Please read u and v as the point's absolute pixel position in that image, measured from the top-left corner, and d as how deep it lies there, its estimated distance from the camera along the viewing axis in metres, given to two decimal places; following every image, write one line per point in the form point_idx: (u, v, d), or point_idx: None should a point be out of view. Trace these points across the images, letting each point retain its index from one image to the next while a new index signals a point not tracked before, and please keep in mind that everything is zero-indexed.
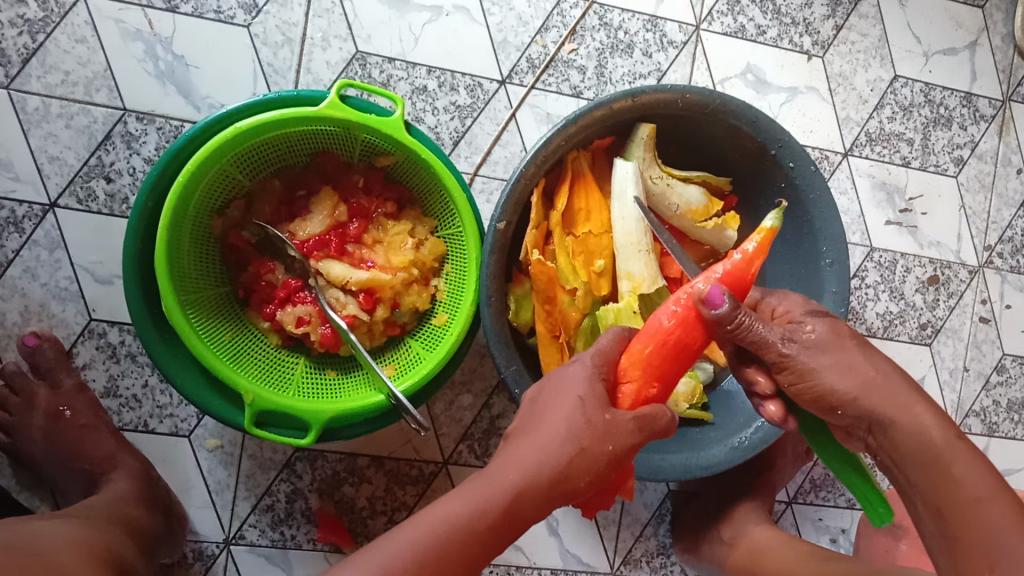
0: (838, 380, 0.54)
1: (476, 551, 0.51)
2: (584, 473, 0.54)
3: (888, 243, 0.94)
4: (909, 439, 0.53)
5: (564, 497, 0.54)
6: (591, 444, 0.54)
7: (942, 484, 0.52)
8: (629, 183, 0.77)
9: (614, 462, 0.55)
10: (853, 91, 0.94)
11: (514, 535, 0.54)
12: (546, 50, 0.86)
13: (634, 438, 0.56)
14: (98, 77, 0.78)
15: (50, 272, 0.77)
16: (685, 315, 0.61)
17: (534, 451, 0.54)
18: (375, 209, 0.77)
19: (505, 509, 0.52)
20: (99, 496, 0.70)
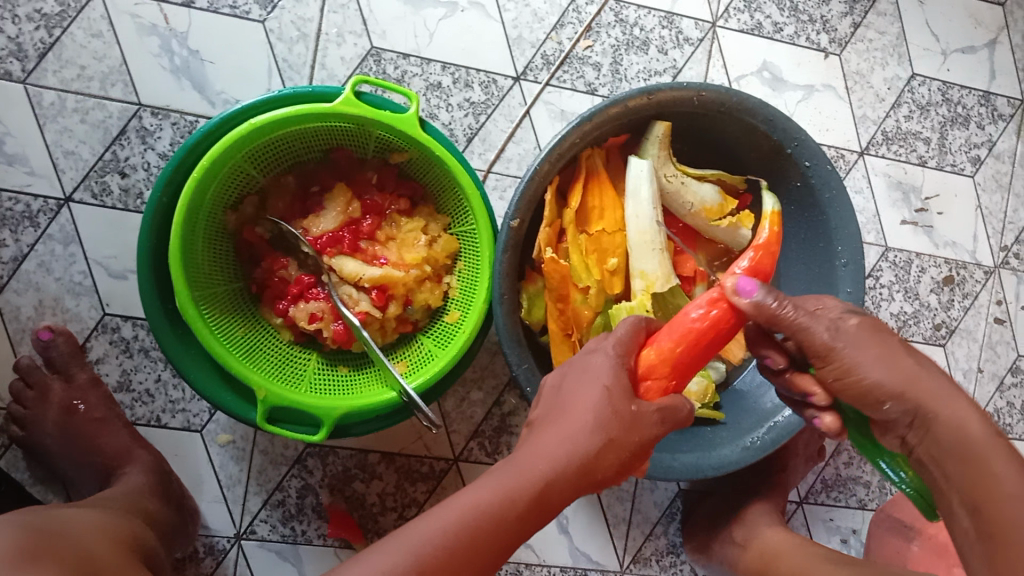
0: (880, 371, 0.54)
1: (506, 540, 0.50)
2: (609, 464, 0.54)
3: (903, 243, 0.93)
4: (950, 435, 0.52)
5: (587, 487, 0.54)
6: (618, 436, 0.54)
7: (979, 484, 0.51)
8: (643, 181, 0.77)
9: (635, 454, 0.55)
10: (870, 89, 0.93)
11: (538, 524, 0.53)
12: (561, 47, 0.86)
13: (653, 429, 0.57)
14: (114, 73, 0.78)
15: (64, 266, 0.77)
16: (717, 317, 0.62)
17: (561, 441, 0.53)
18: (388, 206, 0.77)
19: (536, 497, 0.51)
20: (115, 488, 0.70)
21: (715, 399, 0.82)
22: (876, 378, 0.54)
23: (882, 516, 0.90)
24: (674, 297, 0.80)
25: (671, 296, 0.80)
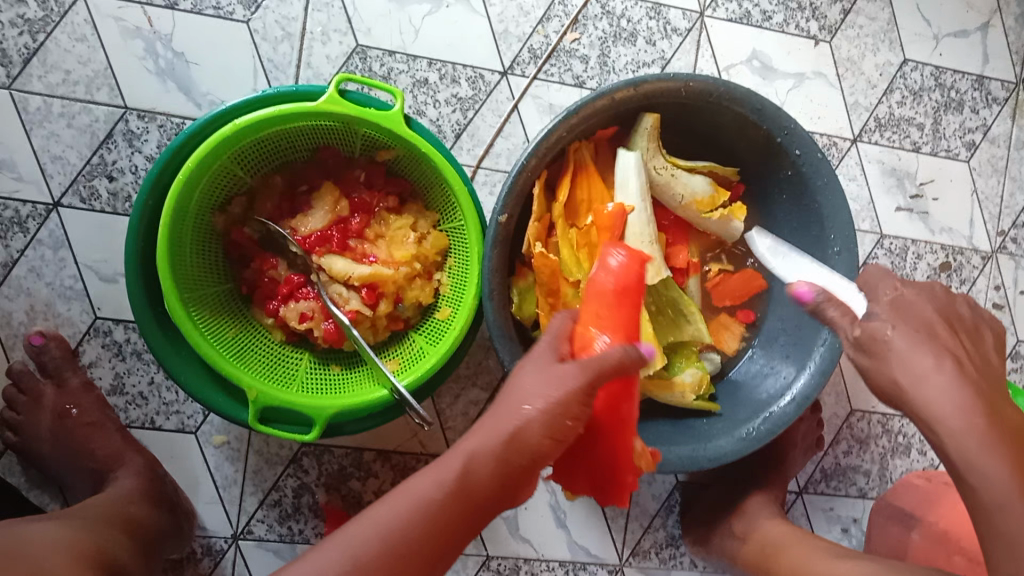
0: (943, 393, 0.50)
1: (440, 523, 0.52)
2: (534, 431, 0.53)
3: (898, 230, 0.93)
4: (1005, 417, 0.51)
5: (524, 460, 0.54)
6: (537, 400, 0.54)
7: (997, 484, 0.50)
8: (631, 172, 0.77)
9: (571, 416, 0.54)
10: (862, 75, 0.93)
11: (483, 508, 0.55)
12: (547, 40, 0.86)
13: (587, 392, 0.54)
14: (100, 76, 0.78)
15: (55, 270, 0.77)
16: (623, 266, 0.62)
17: (482, 426, 0.55)
18: (377, 204, 0.77)
19: (462, 477, 0.53)
20: (103, 493, 0.71)
21: (710, 390, 0.82)
22: (928, 401, 0.51)
23: (884, 504, 0.89)
24: (666, 289, 0.80)
25: (663, 287, 0.79)
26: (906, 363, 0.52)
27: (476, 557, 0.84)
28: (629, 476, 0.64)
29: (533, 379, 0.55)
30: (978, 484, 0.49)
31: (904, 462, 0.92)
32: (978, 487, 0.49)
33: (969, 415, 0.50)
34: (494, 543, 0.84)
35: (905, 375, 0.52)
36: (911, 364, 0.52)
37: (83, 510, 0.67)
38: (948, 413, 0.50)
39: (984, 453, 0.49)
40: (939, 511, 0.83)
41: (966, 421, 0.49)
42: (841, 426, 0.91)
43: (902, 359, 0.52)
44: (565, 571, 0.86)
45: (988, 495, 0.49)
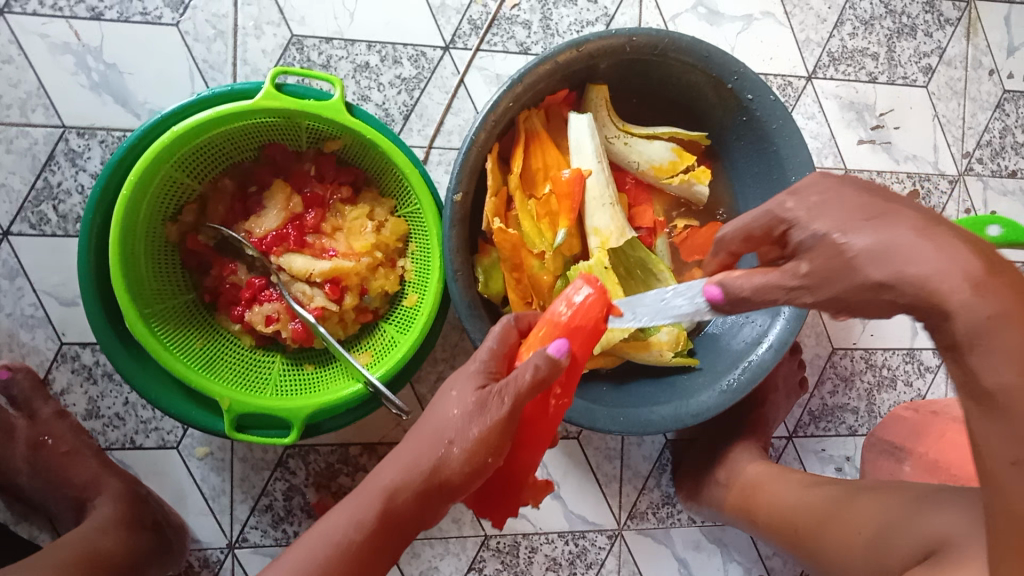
0: (945, 267, 0.41)
1: (360, 561, 0.55)
2: (454, 466, 0.54)
3: (862, 163, 0.92)
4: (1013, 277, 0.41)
5: (442, 493, 0.55)
6: (459, 435, 0.53)
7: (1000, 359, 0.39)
8: (585, 135, 0.76)
9: (491, 453, 0.53)
10: (811, 10, 0.91)
11: (403, 535, 0.57)
12: (486, 9, 0.83)
13: (507, 425, 0.53)
14: (33, 97, 0.76)
15: (14, 300, 0.76)
16: (581, 301, 0.58)
17: (400, 461, 0.56)
18: (330, 196, 0.76)
19: (383, 515, 0.55)
20: (84, 525, 0.70)
21: (688, 346, 0.81)
22: (929, 277, 0.41)
23: (875, 440, 0.89)
24: (632, 250, 0.79)
25: (629, 248, 0.78)
26: (884, 256, 0.43)
27: (474, 538, 0.84)
28: (518, 500, 0.64)
29: (458, 410, 0.54)
30: (983, 368, 0.40)
31: (890, 396, 0.92)
32: (980, 370, 0.40)
33: (976, 281, 0.40)
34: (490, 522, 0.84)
35: (885, 271, 0.42)
36: (897, 256, 0.42)
37: (52, 552, 0.66)
38: (955, 285, 0.40)
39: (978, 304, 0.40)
40: (929, 441, 0.85)
41: (974, 291, 0.40)
42: (824, 366, 0.91)
43: (877, 255, 0.43)
44: (564, 540, 0.86)
45: (991, 377, 0.40)
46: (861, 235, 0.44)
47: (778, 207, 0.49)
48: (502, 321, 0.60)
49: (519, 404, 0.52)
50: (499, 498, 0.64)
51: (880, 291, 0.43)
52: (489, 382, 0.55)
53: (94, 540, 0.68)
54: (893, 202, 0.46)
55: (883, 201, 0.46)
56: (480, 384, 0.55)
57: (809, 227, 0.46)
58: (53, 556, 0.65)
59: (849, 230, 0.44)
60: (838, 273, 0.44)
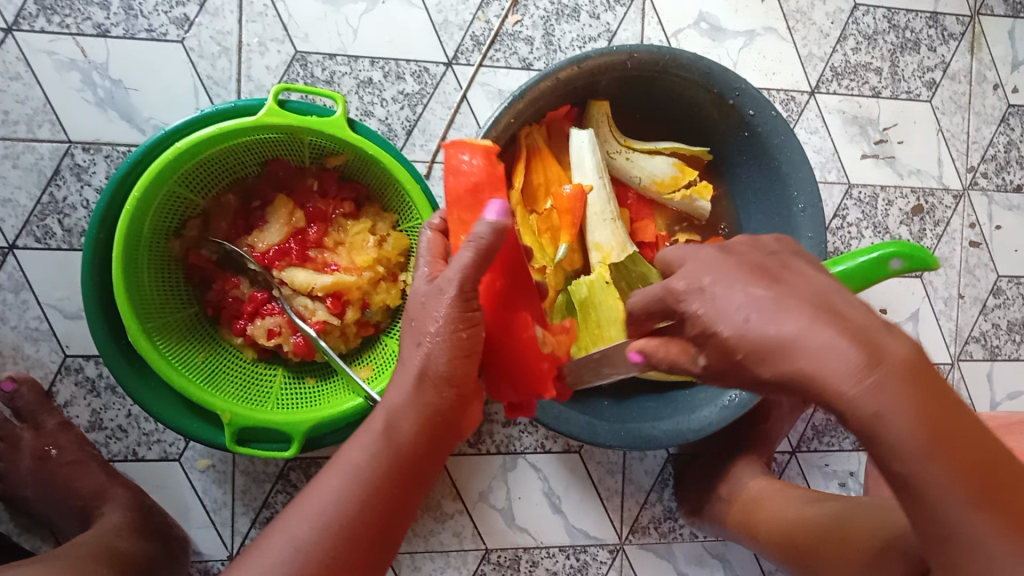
0: (827, 358, 0.39)
1: (381, 485, 0.56)
2: (438, 362, 0.54)
3: (865, 177, 0.92)
4: (902, 351, 0.39)
5: (439, 396, 0.56)
6: (428, 335, 0.54)
7: (904, 445, 0.38)
8: (586, 151, 0.76)
9: (464, 327, 0.53)
10: (813, 25, 0.91)
11: (419, 460, 0.57)
12: (489, 25, 0.84)
13: (466, 300, 0.53)
14: (39, 113, 0.77)
15: (19, 313, 0.76)
16: (482, 164, 0.60)
17: (392, 381, 0.57)
18: (333, 211, 0.76)
19: (388, 437, 0.56)
20: (93, 531, 0.71)
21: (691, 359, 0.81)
22: (816, 370, 0.39)
23: None
24: (638, 265, 0.77)
25: (633, 262, 0.76)
26: (769, 355, 0.41)
27: (475, 551, 0.84)
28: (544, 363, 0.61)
29: (417, 317, 0.55)
30: (888, 456, 0.39)
31: None
32: (889, 458, 0.39)
33: (858, 376, 0.38)
34: (490, 536, 0.84)
35: (771, 370, 0.41)
36: (781, 351, 0.40)
37: (71, 549, 0.67)
38: (844, 384, 0.39)
39: (869, 392, 0.38)
40: None
41: (857, 386, 0.38)
42: None
43: (761, 354, 0.41)
44: (565, 555, 0.86)
45: (896, 464, 0.39)
46: (744, 334, 0.42)
47: (670, 289, 0.47)
48: (424, 235, 0.61)
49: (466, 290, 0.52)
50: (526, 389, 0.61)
51: (776, 387, 0.41)
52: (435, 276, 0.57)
53: (112, 540, 0.69)
54: (785, 279, 0.44)
55: (767, 283, 0.43)
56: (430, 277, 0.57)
57: (700, 321, 0.44)
58: (71, 552, 0.66)
59: (730, 326, 0.42)
60: (733, 369, 0.43)
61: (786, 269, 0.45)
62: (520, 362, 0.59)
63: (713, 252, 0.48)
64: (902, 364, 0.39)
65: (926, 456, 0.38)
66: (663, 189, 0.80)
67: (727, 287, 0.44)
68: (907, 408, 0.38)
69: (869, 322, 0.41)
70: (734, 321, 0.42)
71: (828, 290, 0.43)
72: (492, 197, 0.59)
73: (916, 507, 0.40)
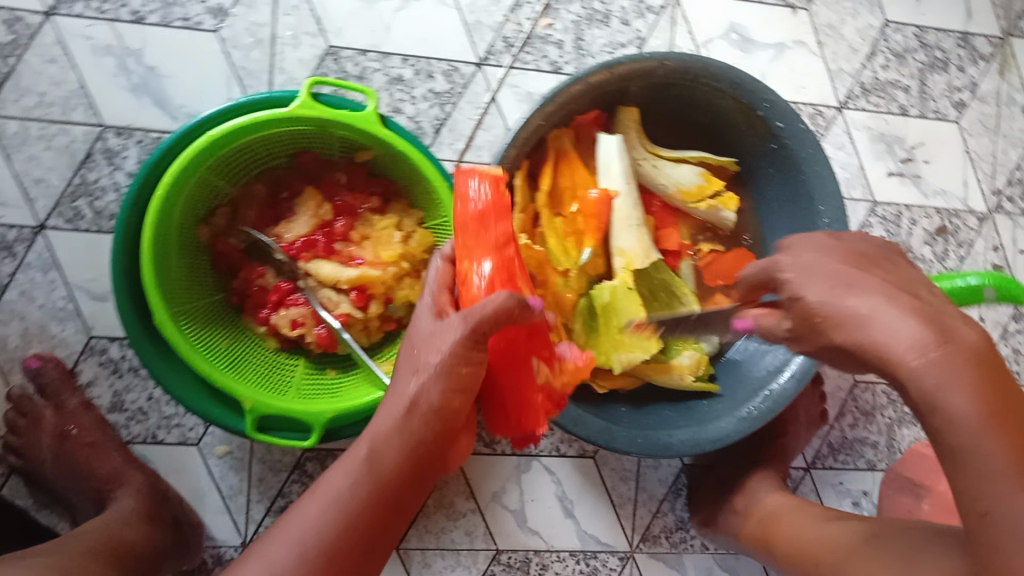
0: (899, 330, 0.46)
1: (363, 514, 0.55)
2: (431, 393, 0.56)
3: (890, 196, 0.91)
4: (969, 336, 0.46)
5: (427, 428, 0.57)
6: (426, 366, 0.56)
7: (959, 414, 0.44)
8: (614, 155, 0.77)
9: (465, 363, 0.56)
10: (844, 41, 0.91)
11: (403, 494, 0.57)
12: (521, 28, 0.84)
13: (474, 341, 0.55)
14: (74, 96, 0.77)
15: (46, 293, 0.77)
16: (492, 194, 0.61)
17: (382, 410, 0.58)
18: (360, 205, 0.77)
19: (372, 465, 0.56)
20: (106, 515, 0.70)
21: (710, 370, 0.81)
22: (885, 339, 0.46)
23: (892, 476, 0.88)
24: (658, 271, 0.78)
25: (654, 270, 0.78)
26: (845, 324, 0.48)
27: (486, 551, 0.84)
28: (537, 397, 0.63)
29: (418, 346, 0.57)
30: (941, 425, 0.45)
31: (911, 432, 0.92)
32: (942, 427, 0.45)
33: (923, 348, 0.45)
34: (502, 536, 0.84)
35: (843, 335, 0.49)
36: (857, 320, 0.48)
37: (80, 535, 0.66)
38: (907, 352, 0.45)
39: (935, 363, 0.44)
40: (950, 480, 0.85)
41: (923, 357, 0.45)
42: (845, 399, 0.91)
43: (840, 322, 0.49)
44: (576, 560, 0.86)
45: (952, 434, 0.44)
46: (828, 302, 0.50)
47: (773, 267, 0.55)
48: (434, 263, 0.63)
49: (477, 330, 0.55)
50: (513, 418, 0.64)
51: (845, 352, 0.49)
52: (440, 314, 0.59)
53: (121, 529, 0.68)
54: (870, 273, 0.51)
55: (859, 271, 0.51)
56: (437, 313, 0.59)
57: (795, 289, 0.52)
58: (80, 540, 0.64)
59: (818, 296, 0.50)
60: (813, 333, 0.51)
61: (883, 260, 0.53)
62: (517, 403, 0.62)
63: (823, 238, 0.56)
64: (968, 346, 0.45)
65: (985, 428, 0.44)
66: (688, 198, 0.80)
67: (824, 264, 0.52)
68: (967, 385, 0.44)
69: (947, 312, 0.48)
70: (821, 291, 0.50)
71: (910, 283, 0.51)
72: (494, 231, 0.60)
73: (960, 476, 0.45)
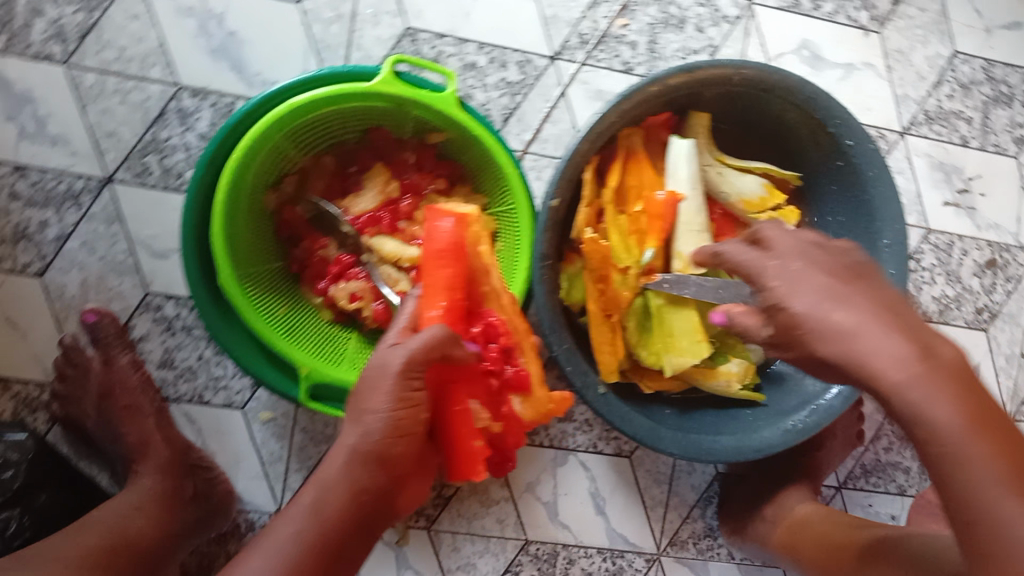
0: (884, 346, 0.46)
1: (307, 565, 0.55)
2: (372, 439, 0.56)
3: (944, 225, 0.92)
4: (949, 354, 0.47)
5: (372, 476, 0.56)
6: (367, 413, 0.56)
7: (944, 423, 0.45)
8: (683, 159, 0.77)
9: (404, 406, 0.56)
10: (911, 67, 0.92)
11: (348, 543, 0.57)
12: (597, 26, 0.85)
13: (405, 381, 0.56)
14: (153, 54, 0.78)
15: (108, 245, 0.77)
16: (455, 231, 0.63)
17: (326, 460, 0.58)
18: (426, 185, 0.78)
19: (314, 515, 0.56)
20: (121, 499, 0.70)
21: (755, 380, 0.81)
22: (870, 354, 0.47)
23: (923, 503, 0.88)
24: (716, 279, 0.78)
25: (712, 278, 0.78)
26: (836, 335, 0.48)
27: (515, 541, 0.84)
28: (476, 442, 0.63)
29: (362, 396, 0.57)
30: (928, 435, 0.45)
31: None
32: (929, 437, 0.45)
33: (908, 362, 0.46)
34: (532, 527, 0.84)
35: (834, 348, 0.48)
36: (844, 333, 0.48)
37: (85, 523, 0.66)
38: (893, 366, 0.46)
39: (920, 377, 0.45)
40: None
41: (910, 370, 0.46)
42: (881, 424, 0.92)
43: (829, 334, 0.48)
44: (603, 558, 0.86)
45: (943, 442, 0.45)
46: (812, 306, 0.49)
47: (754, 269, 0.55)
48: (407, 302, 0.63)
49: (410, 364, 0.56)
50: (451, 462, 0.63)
51: (832, 366, 0.49)
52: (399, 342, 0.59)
53: (126, 518, 0.68)
54: (854, 283, 0.51)
55: (845, 283, 0.50)
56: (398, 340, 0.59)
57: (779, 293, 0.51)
58: (81, 537, 0.65)
59: (803, 303, 0.50)
60: (794, 341, 0.50)
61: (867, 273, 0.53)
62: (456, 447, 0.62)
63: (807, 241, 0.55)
64: (950, 362, 0.46)
65: (968, 435, 0.45)
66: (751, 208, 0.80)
67: (806, 271, 0.51)
68: (947, 394, 0.45)
69: (925, 330, 0.48)
70: (807, 301, 0.50)
71: (892, 299, 0.51)
72: (437, 275, 0.62)
73: (949, 485, 0.45)
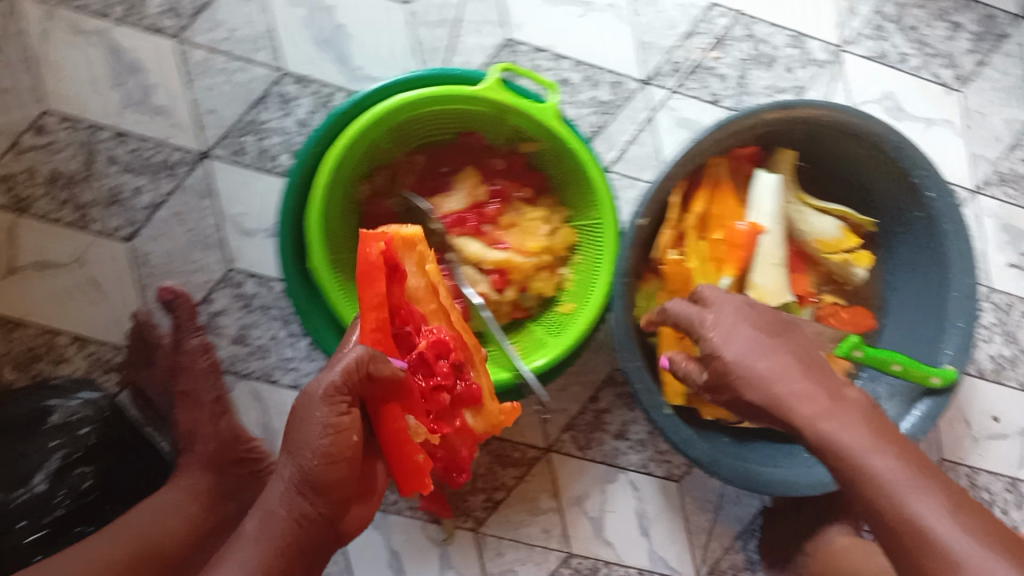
0: (801, 386, 0.55)
1: None
2: (308, 463, 0.54)
3: (1007, 286, 0.93)
4: (856, 398, 0.55)
5: (313, 503, 0.55)
6: (300, 441, 0.55)
7: (853, 442, 0.52)
8: (767, 193, 0.78)
9: (334, 427, 0.55)
10: (988, 129, 0.93)
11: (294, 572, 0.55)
12: (690, 56, 0.87)
13: (336, 399, 0.55)
14: (262, 38, 0.80)
15: (198, 218, 0.79)
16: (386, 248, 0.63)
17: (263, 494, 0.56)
18: (513, 193, 0.80)
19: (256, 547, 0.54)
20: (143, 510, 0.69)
21: None
22: (787, 390, 0.55)
23: None
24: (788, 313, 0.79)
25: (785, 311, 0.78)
26: (759, 379, 0.56)
27: (558, 553, 0.85)
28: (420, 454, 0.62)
29: (297, 425, 0.56)
30: (848, 448, 0.52)
31: None
32: (848, 452, 0.52)
33: (824, 401, 0.54)
34: (577, 541, 0.85)
35: (760, 393, 0.56)
36: (764, 380, 0.56)
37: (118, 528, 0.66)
38: (812, 402, 0.54)
39: (829, 410, 0.54)
40: None
41: (823, 408, 0.54)
42: None
43: (754, 378, 0.56)
44: None
45: (860, 459, 0.51)
46: (740, 349, 0.57)
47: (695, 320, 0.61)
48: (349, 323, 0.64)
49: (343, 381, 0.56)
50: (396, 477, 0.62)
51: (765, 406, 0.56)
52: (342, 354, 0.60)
53: (158, 521, 0.68)
54: (783, 336, 0.59)
55: (773, 332, 0.59)
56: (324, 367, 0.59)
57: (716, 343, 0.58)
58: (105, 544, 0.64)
59: (733, 349, 0.57)
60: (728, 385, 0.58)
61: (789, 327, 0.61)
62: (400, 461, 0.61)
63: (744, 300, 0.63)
64: (855, 402, 0.55)
65: (881, 454, 0.51)
66: (827, 246, 0.82)
67: (738, 322, 0.59)
68: (854, 422, 0.53)
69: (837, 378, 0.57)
70: (737, 350, 0.57)
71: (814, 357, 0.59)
72: (366, 294, 0.62)
73: (870, 498, 0.50)
